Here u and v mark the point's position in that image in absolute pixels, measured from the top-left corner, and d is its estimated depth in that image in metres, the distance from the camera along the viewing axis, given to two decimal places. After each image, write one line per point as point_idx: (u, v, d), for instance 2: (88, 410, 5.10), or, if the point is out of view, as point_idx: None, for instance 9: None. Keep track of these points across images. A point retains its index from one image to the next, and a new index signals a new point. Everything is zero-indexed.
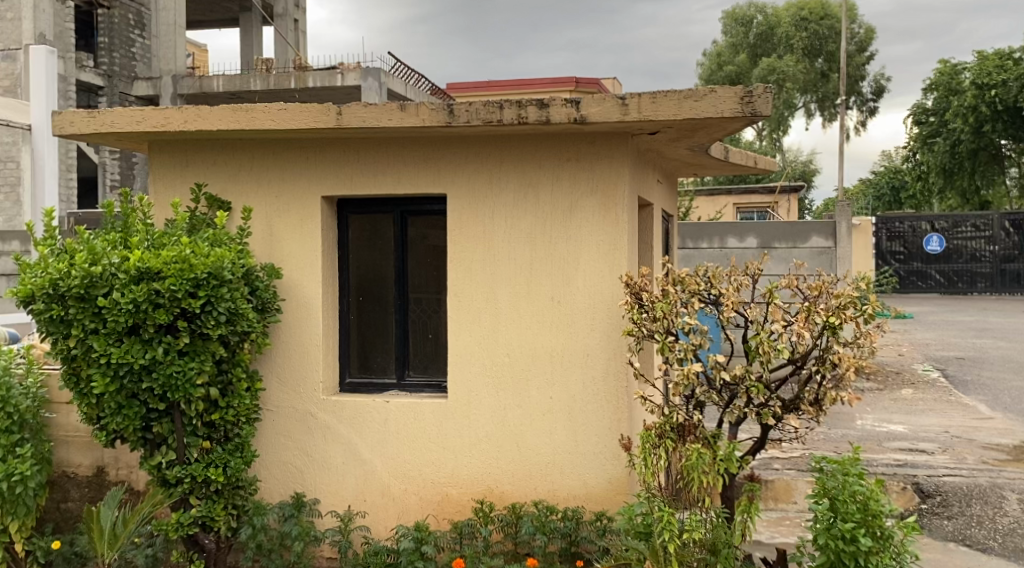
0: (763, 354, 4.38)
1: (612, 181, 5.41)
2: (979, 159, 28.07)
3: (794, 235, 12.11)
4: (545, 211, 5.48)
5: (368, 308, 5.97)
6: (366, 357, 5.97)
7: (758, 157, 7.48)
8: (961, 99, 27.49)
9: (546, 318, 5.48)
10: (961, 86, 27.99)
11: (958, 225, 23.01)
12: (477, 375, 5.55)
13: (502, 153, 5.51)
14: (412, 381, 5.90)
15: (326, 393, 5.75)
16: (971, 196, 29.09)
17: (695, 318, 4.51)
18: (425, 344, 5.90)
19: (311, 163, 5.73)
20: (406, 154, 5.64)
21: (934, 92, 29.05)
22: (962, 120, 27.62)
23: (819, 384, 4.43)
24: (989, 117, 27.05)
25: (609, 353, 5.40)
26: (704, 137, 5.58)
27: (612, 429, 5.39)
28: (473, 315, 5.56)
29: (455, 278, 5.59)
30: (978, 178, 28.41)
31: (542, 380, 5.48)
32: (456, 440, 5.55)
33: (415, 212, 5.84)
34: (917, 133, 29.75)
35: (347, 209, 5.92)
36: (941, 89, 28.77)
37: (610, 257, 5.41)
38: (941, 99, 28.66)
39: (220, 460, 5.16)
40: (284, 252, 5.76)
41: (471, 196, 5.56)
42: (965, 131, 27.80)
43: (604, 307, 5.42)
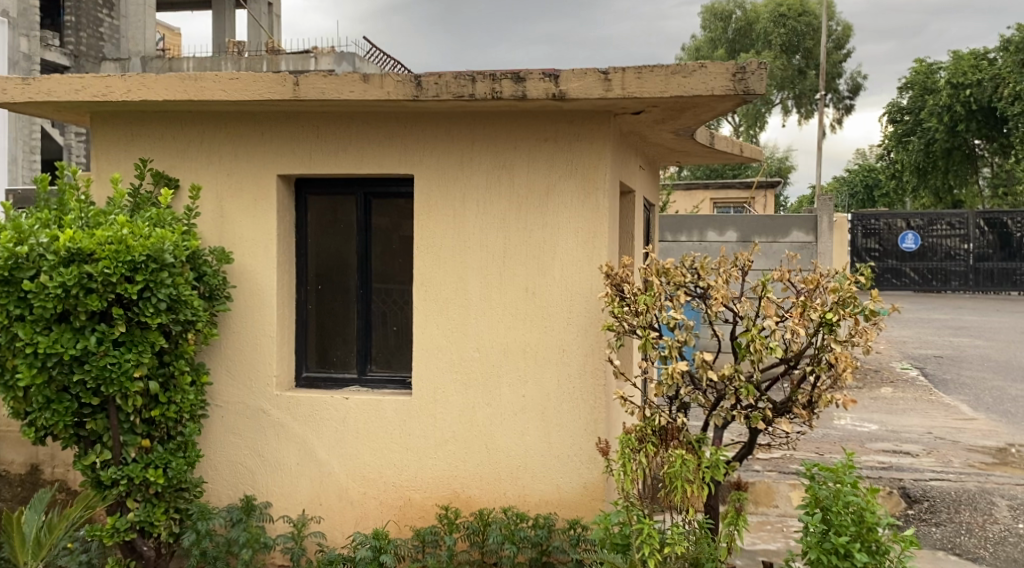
0: (754, 354, 3.96)
1: (593, 163, 5.01)
2: (953, 158, 27.98)
3: (774, 229, 11.81)
4: (520, 195, 5.08)
5: (328, 297, 5.54)
6: (324, 350, 5.56)
7: (744, 145, 7.11)
8: (937, 98, 27.32)
9: (519, 310, 5.08)
10: (937, 85, 27.85)
11: (934, 223, 22.79)
12: (444, 370, 5.14)
13: (474, 132, 5.10)
14: (374, 377, 5.49)
15: (281, 388, 5.34)
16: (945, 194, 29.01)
17: (681, 312, 4.09)
18: (389, 336, 5.49)
19: (267, 140, 5.31)
20: (370, 131, 5.22)
21: (911, 91, 28.85)
22: (937, 118, 27.49)
23: (813, 386, 4.07)
24: (964, 116, 26.89)
25: (586, 349, 5.01)
26: (691, 119, 5.20)
27: (588, 431, 5.00)
28: (440, 306, 5.15)
29: (421, 266, 5.17)
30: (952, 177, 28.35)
31: (514, 377, 5.08)
32: (420, 441, 5.15)
33: (381, 195, 5.45)
34: (892, 132, 29.54)
35: (306, 189, 5.50)
36: (916, 88, 28.60)
37: (590, 246, 5.02)
38: (916, 99, 28.57)
39: (160, 461, 4.74)
40: (236, 235, 5.34)
41: (440, 177, 5.15)
42: (940, 130, 27.64)
43: (581, 299, 5.02)
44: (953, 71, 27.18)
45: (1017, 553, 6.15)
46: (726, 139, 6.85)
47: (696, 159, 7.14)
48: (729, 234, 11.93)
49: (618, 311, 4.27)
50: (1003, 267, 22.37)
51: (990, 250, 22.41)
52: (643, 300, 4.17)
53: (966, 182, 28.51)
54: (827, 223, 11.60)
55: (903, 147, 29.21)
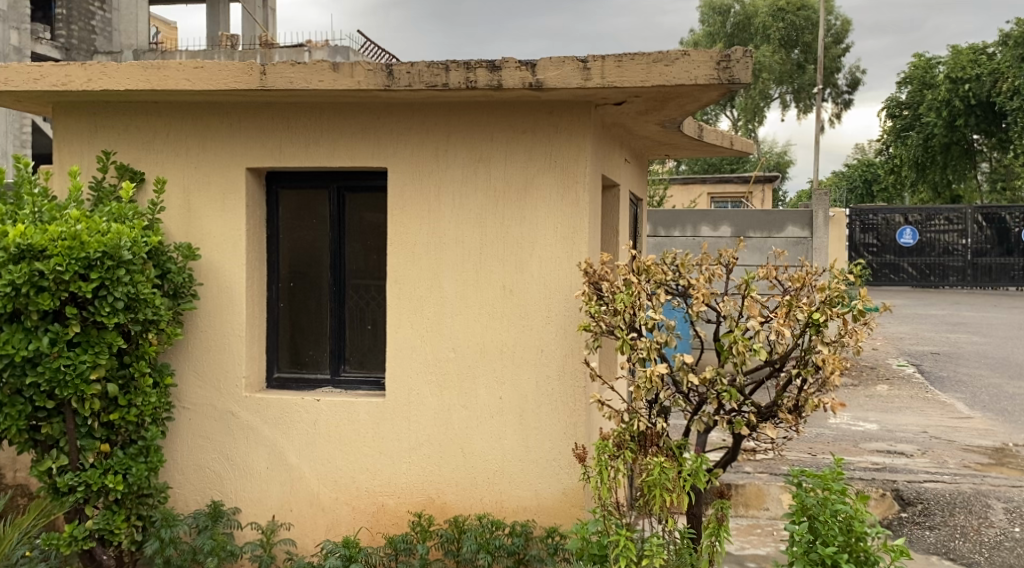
0: (737, 356, 3.75)
1: (573, 156, 4.81)
2: (951, 152, 27.80)
3: (769, 224, 11.64)
4: (497, 189, 4.88)
5: (300, 295, 5.34)
6: (296, 349, 5.36)
7: (735, 138, 6.91)
8: (936, 92, 27.08)
9: (496, 309, 4.88)
10: (935, 80, 27.61)
11: (932, 217, 22.50)
12: (418, 372, 4.94)
13: (450, 123, 4.90)
14: (348, 378, 5.29)
15: (250, 389, 5.15)
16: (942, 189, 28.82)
17: (660, 312, 3.90)
18: (363, 336, 5.29)
19: (235, 132, 5.11)
20: (342, 123, 5.02)
21: (909, 86, 28.62)
22: (935, 113, 27.32)
23: (799, 389, 3.88)
24: (962, 111, 26.65)
25: (566, 349, 4.82)
26: (676, 110, 5.00)
27: (567, 435, 4.81)
28: (415, 304, 4.96)
29: (395, 263, 4.97)
30: (949, 172, 28.16)
31: (491, 379, 4.88)
32: (393, 444, 4.96)
33: (355, 189, 5.24)
34: (890, 127, 29.35)
35: (277, 183, 5.30)
36: (915, 82, 28.42)
37: (569, 242, 4.82)
38: (913, 93, 28.37)
39: (120, 466, 4.55)
40: (203, 231, 5.14)
41: (415, 171, 4.94)
42: (938, 124, 27.40)
43: (561, 298, 4.82)
44: (951, 65, 26.96)
45: (1013, 559, 5.95)
46: (716, 132, 6.65)
47: (685, 153, 6.94)
48: (723, 228, 11.72)
49: (596, 311, 4.06)
50: (1001, 262, 22.17)
51: (988, 245, 22.21)
52: (622, 300, 3.97)
53: (964, 177, 28.33)
54: (823, 218, 11.47)
55: (902, 142, 29.03)
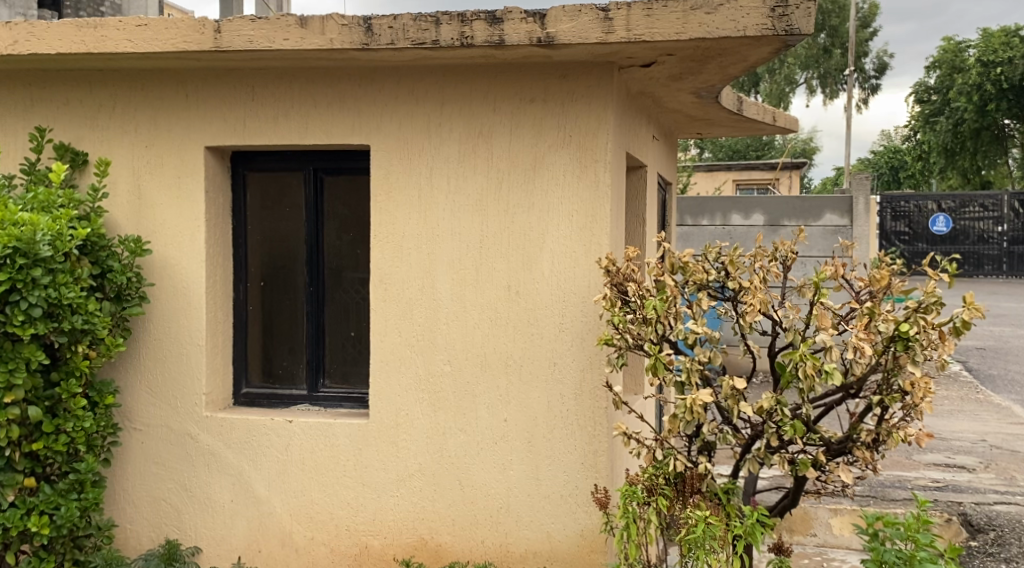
0: (803, 381, 2.88)
1: (591, 130, 3.98)
2: (981, 138, 26.53)
3: (805, 211, 10.75)
4: (500, 170, 4.06)
5: (273, 297, 4.56)
6: (269, 359, 4.57)
7: (777, 113, 6.04)
8: (966, 76, 25.87)
9: (500, 314, 4.07)
10: (965, 63, 26.35)
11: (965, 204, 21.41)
12: (408, 388, 4.14)
13: (444, 92, 4.09)
14: (328, 394, 4.50)
15: (212, 408, 4.37)
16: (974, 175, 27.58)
17: (702, 323, 3.05)
18: (346, 345, 4.49)
19: (192, 104, 4.32)
20: (316, 92, 4.22)
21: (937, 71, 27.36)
22: (966, 98, 26.07)
23: (880, 420, 3.03)
24: (994, 96, 25.42)
25: (583, 362, 3.99)
26: (716, 74, 4.16)
27: (586, 466, 3.99)
28: (404, 308, 4.15)
29: (379, 259, 4.17)
30: (981, 158, 26.95)
31: (493, 397, 4.07)
32: (378, 475, 4.17)
33: (335, 171, 4.45)
34: (920, 112, 28.09)
35: (244, 165, 4.51)
36: (942, 67, 27.16)
37: (587, 234, 3.99)
38: (943, 78, 27.12)
39: (46, 505, 3.79)
40: (156, 221, 4.37)
41: (403, 148, 4.13)
42: (969, 110, 26.14)
43: (577, 301, 4.00)
44: (983, 48, 25.69)
45: None
46: (757, 105, 5.77)
47: (721, 130, 6.08)
48: (756, 217, 10.86)
49: (620, 319, 3.23)
50: None
51: None
52: (653, 305, 3.13)
53: (994, 163, 27.07)
54: (863, 205, 10.53)
55: (929, 128, 27.70)
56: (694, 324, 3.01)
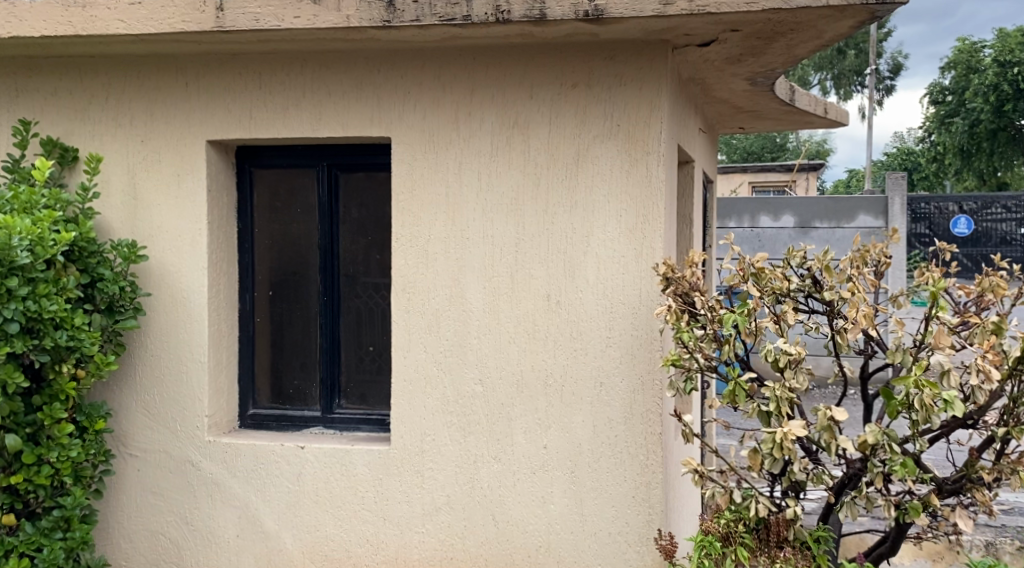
0: (918, 413, 2.43)
1: (642, 119, 3.52)
2: (998, 139, 24.96)
3: (839, 212, 10.24)
4: (538, 165, 3.60)
5: (283, 308, 4.10)
6: (278, 376, 4.11)
7: (829, 105, 5.56)
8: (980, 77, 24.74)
9: (538, 327, 3.60)
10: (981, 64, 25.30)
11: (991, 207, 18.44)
12: (435, 411, 3.68)
13: (474, 77, 3.63)
14: (343, 416, 4.03)
15: (216, 432, 3.93)
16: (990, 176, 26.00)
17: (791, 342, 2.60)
18: (364, 361, 4.03)
19: (193, 92, 3.88)
20: (330, 78, 3.76)
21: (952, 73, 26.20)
22: (983, 98, 24.70)
23: (1004, 456, 2.57)
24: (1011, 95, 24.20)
25: (633, 381, 3.53)
26: (781, 55, 3.72)
27: (637, 500, 3.52)
28: (429, 320, 3.69)
29: (402, 265, 3.71)
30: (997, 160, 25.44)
31: (531, 421, 3.61)
32: (401, 508, 3.71)
33: (352, 167, 4.00)
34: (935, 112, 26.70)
35: (250, 160, 4.07)
36: (958, 69, 25.96)
37: (638, 236, 3.53)
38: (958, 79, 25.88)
39: (27, 547, 3.35)
40: (154, 224, 3.92)
41: (429, 141, 3.68)
42: (984, 110, 24.79)
43: (626, 313, 3.53)
44: (1000, 49, 24.64)
45: None
46: (808, 96, 5.29)
47: (766, 123, 5.61)
48: (785, 219, 10.36)
49: (691, 338, 2.82)
50: None
51: None
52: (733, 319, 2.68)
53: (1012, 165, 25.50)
54: (899, 206, 10.01)
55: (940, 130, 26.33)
56: (784, 343, 2.57)
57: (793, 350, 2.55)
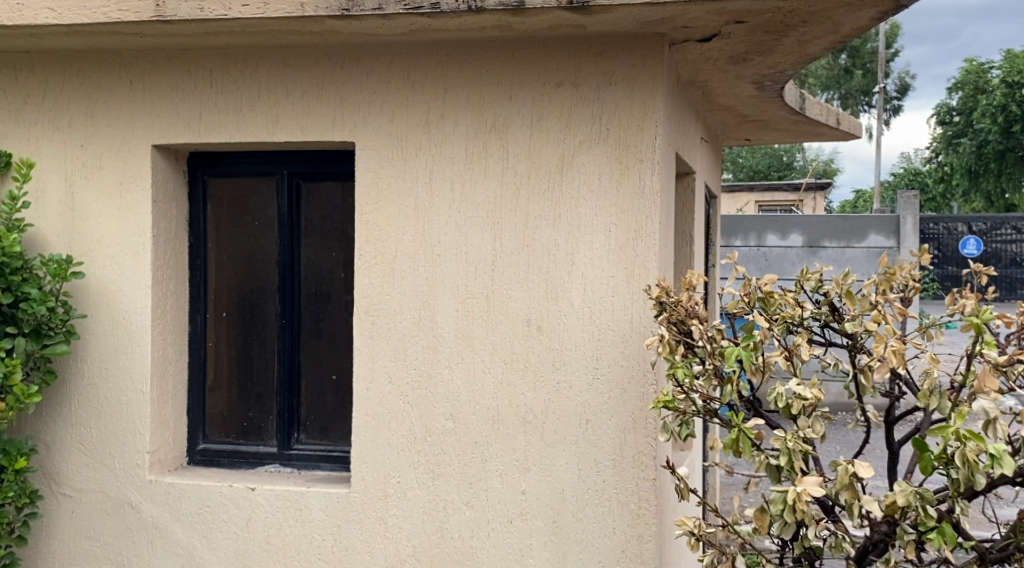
0: (959, 470, 2.03)
1: (634, 123, 3.12)
2: (1005, 160, 24.52)
3: (848, 232, 9.81)
4: (518, 174, 3.20)
5: (237, 332, 3.69)
6: (231, 407, 3.69)
7: (841, 115, 5.15)
8: (989, 98, 24.35)
9: (517, 356, 3.19)
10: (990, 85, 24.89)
11: (998, 228, 17.64)
12: (400, 450, 3.27)
13: (447, 76, 3.24)
14: (302, 453, 3.62)
15: (159, 470, 3.53)
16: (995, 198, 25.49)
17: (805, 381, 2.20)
18: (325, 392, 3.62)
19: (137, 92, 3.49)
20: (288, 77, 3.37)
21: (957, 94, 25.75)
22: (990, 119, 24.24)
23: None
24: None
25: (623, 418, 3.11)
26: (792, 52, 3.33)
27: (627, 555, 3.10)
28: (395, 348, 3.29)
29: (365, 285, 3.31)
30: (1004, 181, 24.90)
31: (508, 463, 3.19)
32: (361, 559, 3.30)
33: (314, 176, 3.61)
34: (941, 133, 26.22)
35: (204, 168, 3.68)
36: (964, 89, 25.54)
37: (629, 254, 3.12)
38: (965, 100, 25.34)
39: None
40: (93, 238, 3.53)
41: (396, 147, 3.28)
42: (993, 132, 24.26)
43: (615, 341, 3.12)
44: (1007, 70, 24.29)
45: None
46: (821, 104, 4.89)
47: (774, 134, 5.20)
48: (793, 237, 9.91)
49: (687, 376, 2.42)
50: None
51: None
52: (737, 355, 2.27)
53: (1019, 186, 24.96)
54: (912, 225, 9.68)
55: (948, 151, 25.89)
56: (798, 385, 2.15)
57: (810, 394, 2.14)
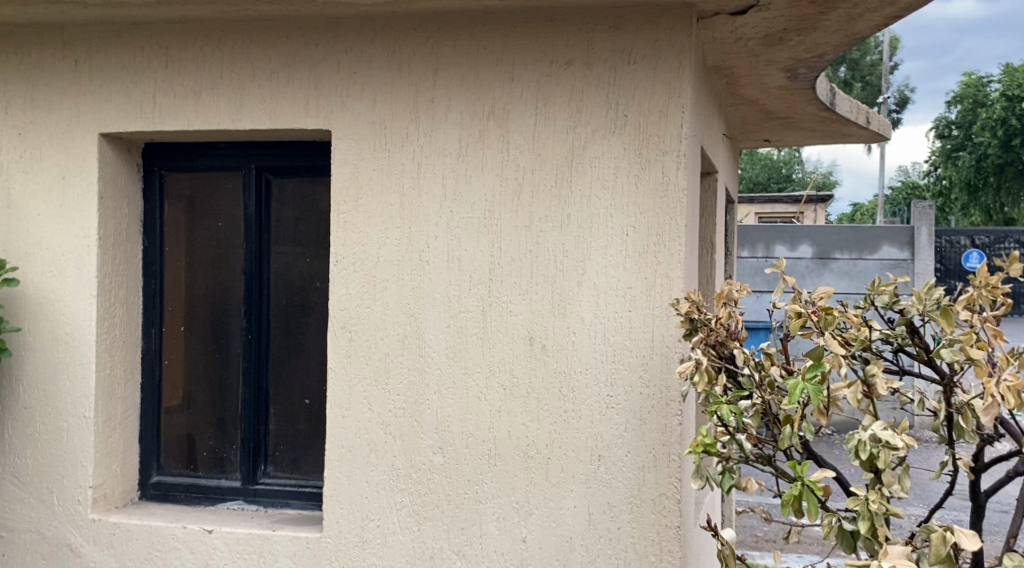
0: None
1: (657, 108, 2.67)
2: (1005, 175, 24.04)
3: (861, 244, 9.36)
4: (521, 168, 2.75)
5: (197, 349, 3.22)
6: (189, 435, 3.23)
7: (871, 113, 4.63)
8: (990, 111, 23.96)
9: (518, 381, 2.74)
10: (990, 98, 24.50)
11: None
12: (381, 488, 2.81)
13: (439, 54, 2.80)
14: (269, 488, 3.16)
15: (104, 508, 3.06)
16: (996, 213, 25.07)
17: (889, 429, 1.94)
18: (297, 418, 3.16)
19: (83, 72, 3.04)
20: (255, 55, 2.92)
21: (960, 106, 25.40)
22: (990, 133, 23.76)
23: None
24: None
25: (641, 455, 2.66)
26: (836, 31, 2.89)
27: None
28: (376, 369, 2.82)
29: (341, 296, 2.85)
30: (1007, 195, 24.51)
31: (506, 506, 2.73)
32: None
33: (287, 171, 3.16)
34: (942, 145, 25.85)
35: (162, 161, 3.23)
36: (965, 103, 25.16)
37: (650, 262, 2.67)
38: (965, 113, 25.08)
39: None
40: (31, 238, 3.07)
41: (379, 136, 2.83)
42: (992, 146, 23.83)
43: (634, 364, 2.67)
44: (1007, 83, 23.94)
45: None
46: (850, 100, 4.44)
47: (797, 133, 4.76)
48: (802, 249, 9.48)
49: (733, 415, 2.10)
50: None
51: None
52: (803, 389, 1.97)
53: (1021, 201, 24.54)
54: (927, 238, 9.20)
55: (950, 163, 25.51)
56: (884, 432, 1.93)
57: (899, 443, 1.91)
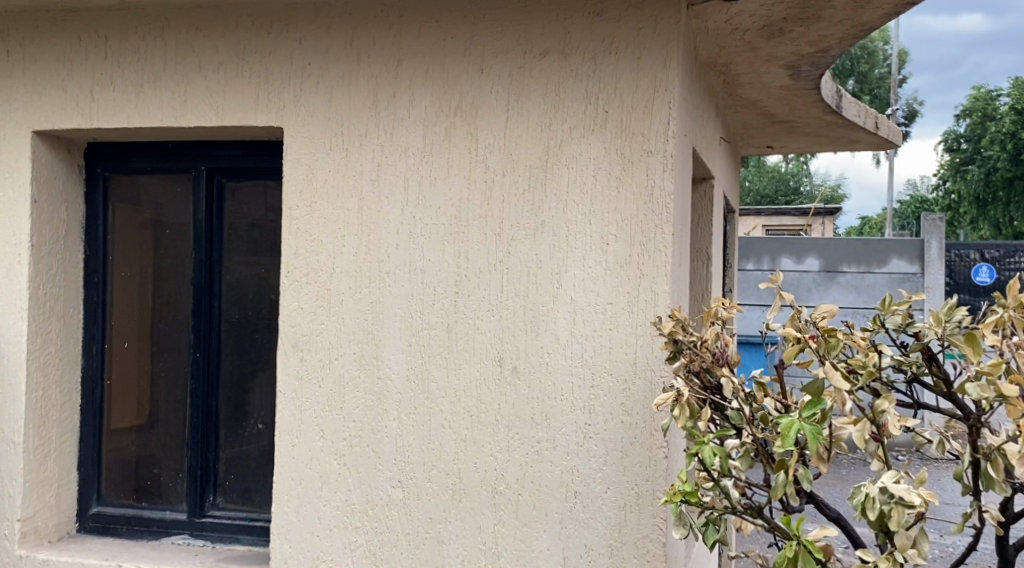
0: None
1: (641, 104, 2.39)
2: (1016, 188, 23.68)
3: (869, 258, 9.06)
4: (490, 169, 2.47)
5: (140, 368, 2.95)
6: (132, 461, 2.95)
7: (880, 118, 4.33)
8: (999, 124, 23.61)
9: (485, 407, 2.45)
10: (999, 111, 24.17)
11: None
12: (332, 525, 2.53)
13: (401, 43, 2.53)
14: (216, 522, 2.87)
15: (35, 542, 2.81)
16: (1005, 228, 24.59)
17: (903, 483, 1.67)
18: (249, 444, 2.88)
19: (17, 64, 2.78)
20: (201, 45, 2.66)
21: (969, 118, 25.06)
22: (999, 146, 23.43)
23: None
24: None
25: (622, 491, 2.37)
26: (842, 20, 2.61)
27: None
28: (329, 393, 2.55)
29: (292, 311, 2.58)
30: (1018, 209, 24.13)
31: (471, 548, 2.45)
32: None
33: (241, 173, 2.89)
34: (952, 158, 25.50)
35: (106, 162, 2.95)
36: (974, 115, 24.85)
37: (633, 275, 2.38)
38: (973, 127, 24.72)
39: None
40: None
41: (335, 134, 2.56)
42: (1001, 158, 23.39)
43: (614, 389, 2.38)
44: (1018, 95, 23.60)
45: None
46: (858, 104, 4.16)
47: (803, 139, 4.47)
48: (809, 261, 9.19)
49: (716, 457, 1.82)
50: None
51: None
52: (798, 429, 1.72)
53: None
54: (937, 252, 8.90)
55: (959, 176, 25.18)
56: (899, 487, 1.66)
57: (915, 500, 1.65)
